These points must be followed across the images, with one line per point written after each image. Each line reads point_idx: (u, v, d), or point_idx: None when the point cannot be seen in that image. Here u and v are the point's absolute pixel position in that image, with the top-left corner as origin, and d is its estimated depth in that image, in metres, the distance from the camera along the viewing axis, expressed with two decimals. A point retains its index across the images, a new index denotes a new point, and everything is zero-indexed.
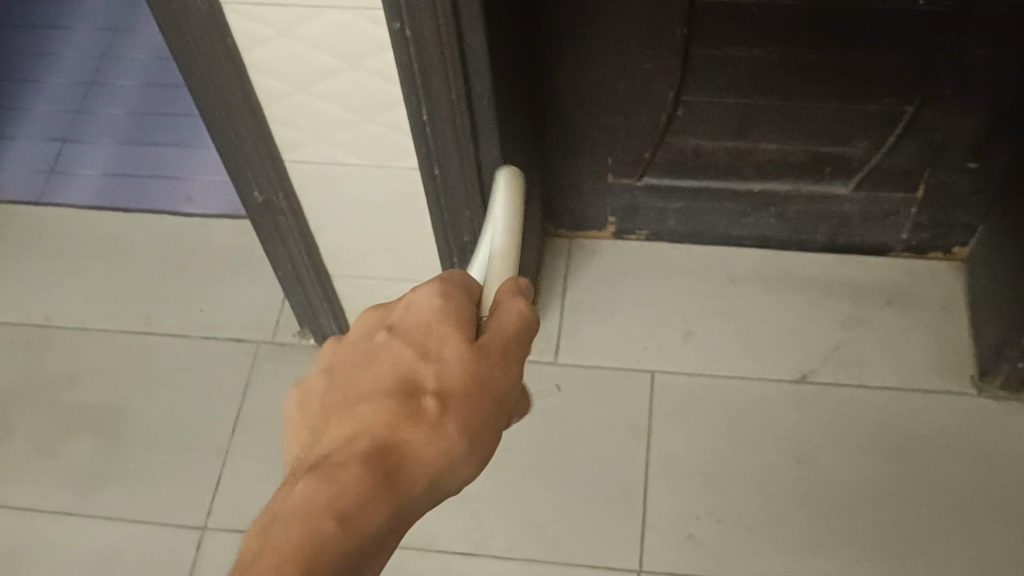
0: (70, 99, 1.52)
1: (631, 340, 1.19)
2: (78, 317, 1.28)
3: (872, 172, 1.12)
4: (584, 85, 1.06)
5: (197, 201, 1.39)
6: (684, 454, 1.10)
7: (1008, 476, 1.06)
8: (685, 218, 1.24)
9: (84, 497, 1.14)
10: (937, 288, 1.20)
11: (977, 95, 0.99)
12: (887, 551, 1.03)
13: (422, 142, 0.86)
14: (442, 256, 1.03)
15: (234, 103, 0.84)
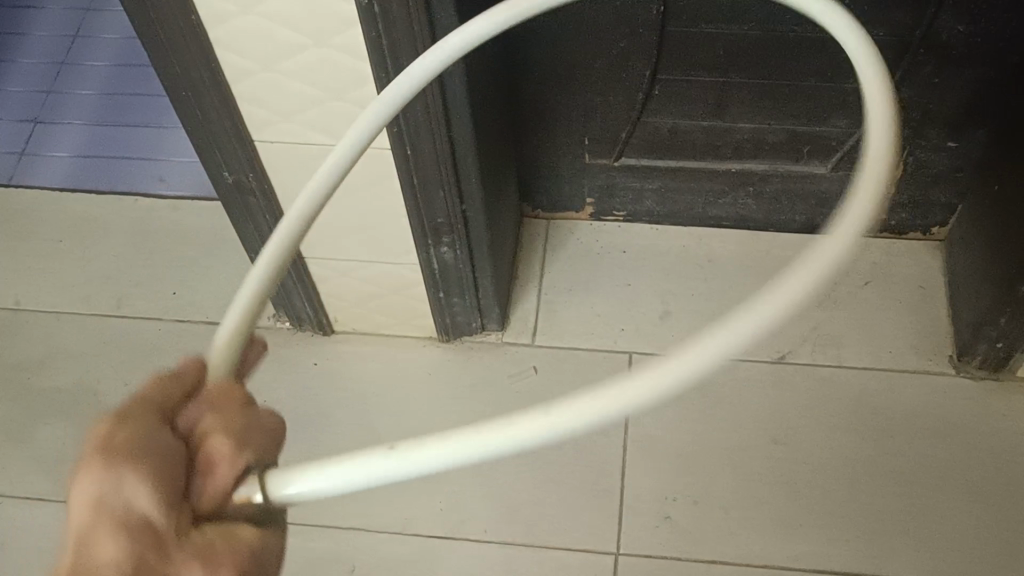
0: (38, 79, 1.50)
1: (608, 321, 1.18)
2: (47, 300, 1.27)
3: (849, 151, 1.11)
4: (559, 64, 1.05)
5: (169, 181, 1.37)
6: (662, 436, 1.10)
7: (985, 455, 1.06)
8: (662, 198, 1.22)
9: (55, 482, 1.12)
10: (915, 268, 1.20)
11: (955, 73, 0.99)
12: (866, 532, 1.03)
13: (393, 121, 0.85)
14: (416, 239, 1.01)
15: (202, 79, 0.83)
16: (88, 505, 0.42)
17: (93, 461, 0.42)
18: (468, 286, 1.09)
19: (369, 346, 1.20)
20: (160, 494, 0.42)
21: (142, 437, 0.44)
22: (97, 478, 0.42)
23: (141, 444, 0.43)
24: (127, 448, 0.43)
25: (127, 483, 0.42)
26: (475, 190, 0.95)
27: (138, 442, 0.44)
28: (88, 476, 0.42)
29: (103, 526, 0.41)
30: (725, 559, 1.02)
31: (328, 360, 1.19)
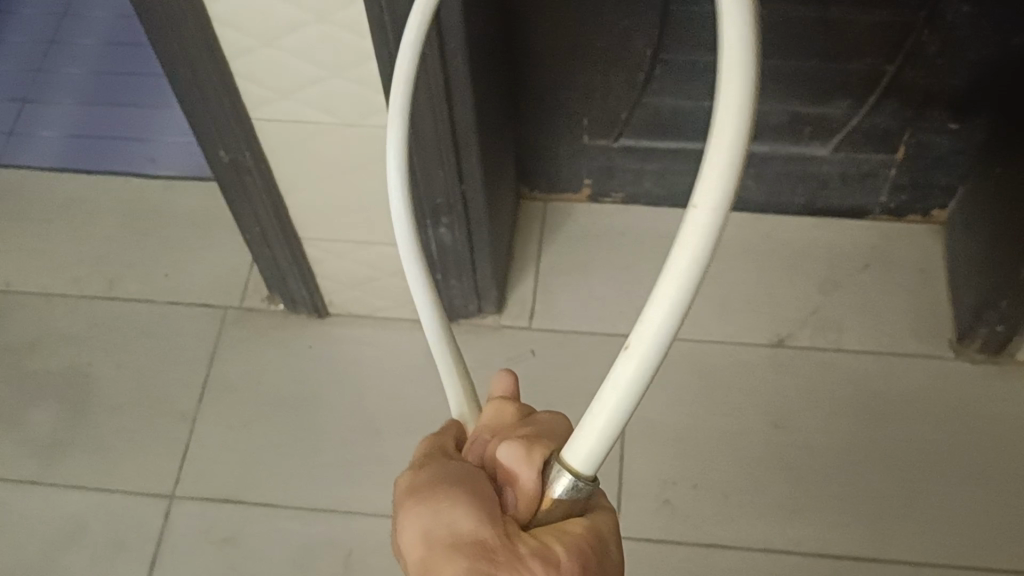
0: (27, 57, 1.47)
1: (607, 304, 1.18)
2: (38, 281, 1.25)
3: (851, 133, 1.10)
4: (562, 42, 1.03)
5: (161, 161, 1.35)
6: (661, 420, 1.09)
7: (985, 440, 1.06)
8: (661, 179, 1.21)
9: (48, 466, 1.11)
10: (915, 251, 1.19)
11: (960, 55, 0.98)
12: (866, 516, 1.02)
13: (394, 100, 0.83)
14: (414, 219, 0.99)
15: (200, 55, 0.81)
16: (417, 546, 0.41)
17: (409, 505, 0.43)
18: (466, 268, 1.08)
19: (365, 329, 1.18)
20: (474, 499, 0.42)
21: (446, 470, 0.44)
22: (417, 515, 0.42)
23: (438, 477, 0.44)
24: (433, 483, 0.43)
25: (443, 507, 0.41)
26: (475, 170, 0.94)
27: (436, 475, 0.44)
28: (406, 518, 0.43)
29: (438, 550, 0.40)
30: (725, 543, 1.01)
31: (323, 343, 1.18)
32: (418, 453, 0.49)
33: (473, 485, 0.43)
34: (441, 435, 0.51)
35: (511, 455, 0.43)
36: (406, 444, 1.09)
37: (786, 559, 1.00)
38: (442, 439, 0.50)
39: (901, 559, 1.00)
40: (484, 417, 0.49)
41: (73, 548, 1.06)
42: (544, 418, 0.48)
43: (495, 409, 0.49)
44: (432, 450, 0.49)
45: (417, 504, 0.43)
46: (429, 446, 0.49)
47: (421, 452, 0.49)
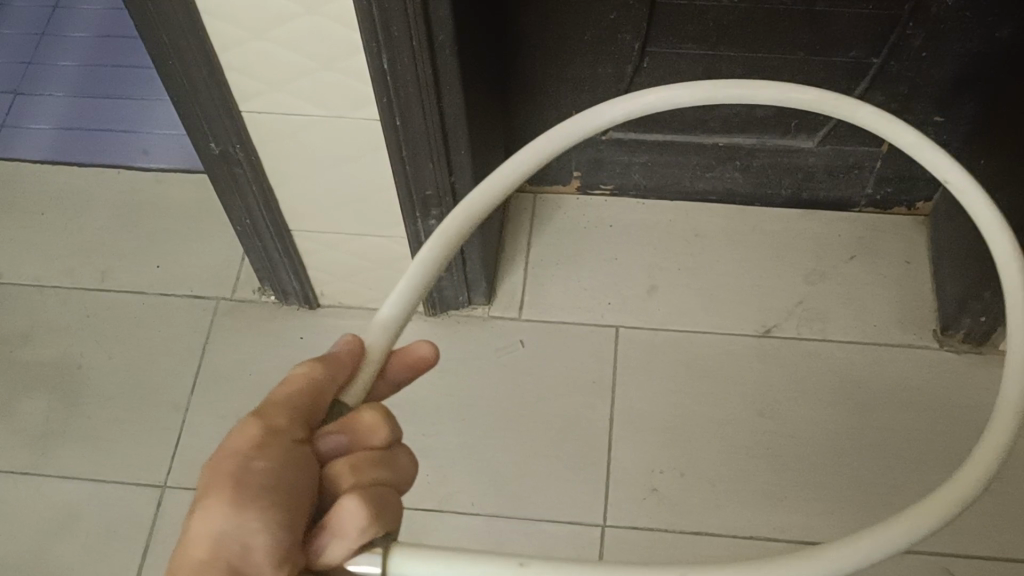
0: (18, 50, 1.48)
1: (595, 295, 1.19)
2: (29, 273, 1.25)
3: (837, 126, 1.11)
4: (550, 35, 1.04)
5: (152, 153, 1.36)
6: (648, 409, 1.10)
7: (968, 429, 1.07)
8: (649, 172, 1.22)
9: (40, 456, 1.12)
10: (900, 243, 1.21)
11: (943, 48, 0.99)
12: (851, 505, 1.03)
13: (383, 92, 0.84)
14: (405, 210, 1.00)
15: (191, 47, 0.82)
16: (205, 542, 0.45)
17: (225, 489, 0.46)
18: (455, 260, 1.09)
19: (355, 320, 1.19)
20: (277, 541, 0.45)
21: (284, 474, 0.47)
22: (225, 513, 0.45)
23: (270, 481, 0.46)
24: (258, 489, 0.46)
25: (244, 532, 0.45)
26: (465, 162, 0.95)
27: (272, 476, 0.46)
28: (215, 502, 0.46)
29: (220, 566, 0.45)
30: (712, 529, 1.02)
31: (315, 334, 1.18)
32: (288, 389, 0.50)
33: (290, 519, 0.46)
34: (324, 374, 0.51)
35: (352, 516, 0.46)
36: None
37: (772, 545, 1.01)
38: (320, 384, 0.51)
39: None
40: (361, 415, 0.49)
41: (64, 538, 1.07)
42: (402, 456, 0.51)
43: (381, 420, 0.49)
44: (298, 403, 0.50)
45: (234, 499, 0.45)
46: (300, 389, 0.50)
47: (287, 393, 0.50)
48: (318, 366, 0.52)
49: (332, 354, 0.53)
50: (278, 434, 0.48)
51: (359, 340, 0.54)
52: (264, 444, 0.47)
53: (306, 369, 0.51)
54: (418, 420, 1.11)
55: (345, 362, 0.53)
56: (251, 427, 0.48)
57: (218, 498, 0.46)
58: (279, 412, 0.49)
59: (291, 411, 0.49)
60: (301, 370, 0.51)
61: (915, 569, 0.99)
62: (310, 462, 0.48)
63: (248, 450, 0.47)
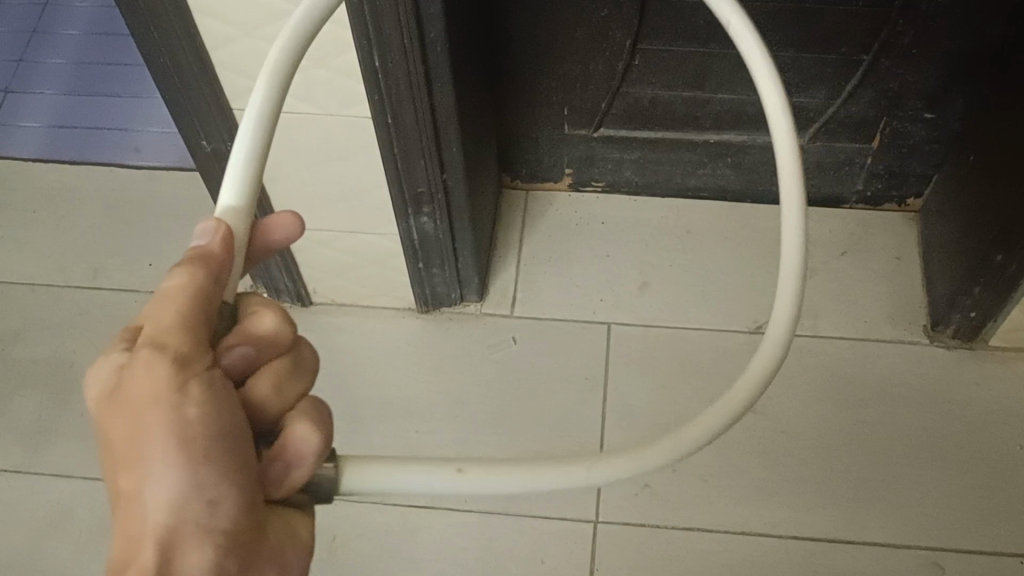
0: (9, 47, 1.47)
1: (587, 292, 1.19)
2: (21, 271, 1.25)
3: (827, 123, 1.11)
4: (541, 32, 1.04)
5: (144, 151, 1.36)
6: (640, 405, 1.10)
7: (958, 424, 1.08)
8: (641, 168, 1.23)
9: (32, 454, 1.12)
10: (891, 239, 1.21)
11: (933, 45, 1.00)
12: (842, 500, 1.04)
13: (375, 89, 0.84)
14: (396, 208, 1.00)
15: (181, 44, 0.82)
16: (162, 510, 0.41)
17: (174, 449, 0.42)
18: (448, 257, 1.09)
19: (348, 317, 1.19)
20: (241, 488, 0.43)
21: (220, 412, 0.43)
22: (178, 476, 0.42)
23: (214, 427, 0.43)
24: (208, 438, 0.42)
25: (208, 487, 0.42)
26: (456, 159, 0.95)
27: (215, 421, 0.43)
28: (164, 464, 0.42)
29: (188, 531, 0.42)
30: (703, 525, 1.03)
31: (307, 331, 1.18)
32: (179, 306, 0.44)
33: (242, 459, 0.44)
34: (210, 277, 0.45)
35: (308, 440, 0.45)
36: (389, 429, 1.11)
37: (764, 541, 1.02)
38: (207, 289, 0.45)
39: (877, 541, 1.01)
40: (262, 321, 0.47)
41: (56, 536, 1.07)
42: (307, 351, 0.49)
43: (285, 325, 0.47)
44: (195, 318, 0.44)
45: (190, 459, 0.42)
46: (190, 302, 0.44)
47: (182, 315, 0.44)
48: (198, 270, 0.45)
49: (206, 249, 0.46)
50: (195, 363, 0.44)
51: (227, 227, 0.46)
52: (187, 386, 0.43)
53: (186, 278, 0.45)
54: (411, 418, 1.11)
55: (220, 256, 0.46)
56: (163, 366, 0.43)
57: (170, 461, 0.42)
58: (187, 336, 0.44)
59: (193, 331, 0.44)
60: (182, 278, 0.45)
61: (906, 563, 1.00)
62: (228, 384, 0.45)
63: (175, 396, 0.42)
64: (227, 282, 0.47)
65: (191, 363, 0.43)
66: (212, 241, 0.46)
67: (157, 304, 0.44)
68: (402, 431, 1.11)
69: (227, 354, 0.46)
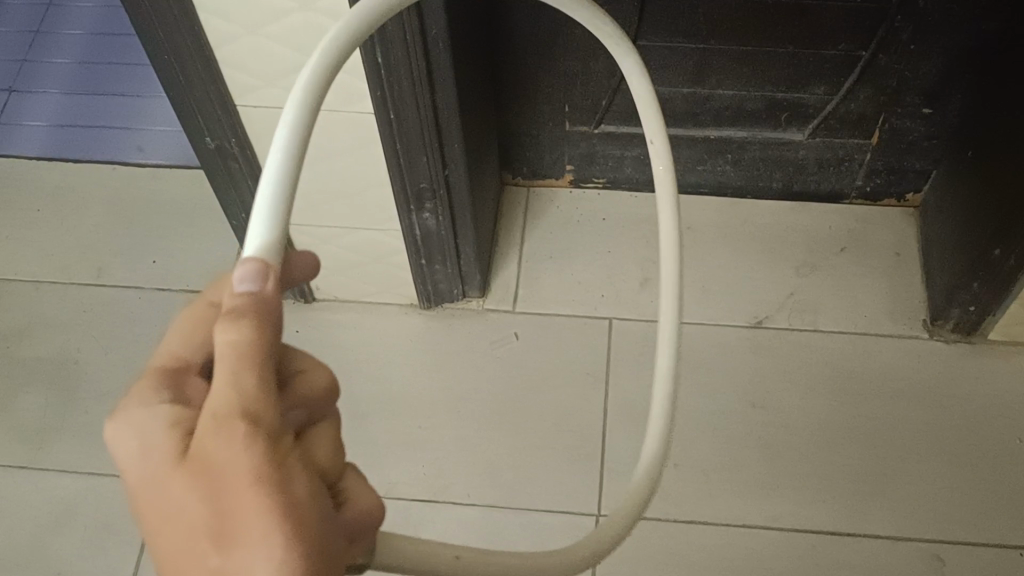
0: (13, 47, 1.48)
1: (588, 288, 1.20)
2: (26, 270, 1.26)
3: (827, 118, 1.12)
4: (542, 28, 1.05)
5: (147, 150, 1.37)
6: (641, 401, 1.11)
7: (958, 418, 1.08)
8: (641, 165, 1.23)
9: (37, 451, 1.12)
10: (890, 234, 1.22)
11: (931, 41, 1.00)
12: (842, 494, 1.04)
13: (378, 86, 0.85)
14: (399, 205, 1.01)
15: (186, 42, 0.83)
16: None
17: (286, 532, 0.37)
18: (450, 254, 1.10)
19: (350, 313, 1.20)
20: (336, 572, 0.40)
21: (313, 492, 0.39)
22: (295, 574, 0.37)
23: (313, 510, 0.38)
24: (311, 522, 0.38)
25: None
26: (458, 155, 0.96)
27: (312, 502, 0.39)
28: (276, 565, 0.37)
29: None
30: (705, 520, 1.03)
31: (310, 328, 1.19)
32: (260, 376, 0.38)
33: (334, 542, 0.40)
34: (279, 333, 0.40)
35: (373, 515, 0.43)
36: (392, 425, 1.11)
37: (764, 534, 1.02)
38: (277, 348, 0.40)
39: (877, 534, 1.02)
40: (316, 381, 0.44)
41: (62, 532, 1.07)
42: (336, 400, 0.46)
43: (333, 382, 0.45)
44: (269, 386, 0.38)
45: (300, 547, 0.37)
46: (269, 366, 0.39)
47: (264, 387, 0.38)
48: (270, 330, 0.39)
49: (264, 300, 0.39)
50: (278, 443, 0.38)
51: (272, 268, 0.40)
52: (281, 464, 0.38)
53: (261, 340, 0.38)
54: (413, 414, 1.12)
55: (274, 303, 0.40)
56: (259, 444, 0.37)
57: (288, 555, 0.37)
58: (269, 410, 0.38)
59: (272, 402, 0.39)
60: (257, 335, 0.38)
61: (906, 557, 1.01)
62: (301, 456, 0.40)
63: (275, 477, 0.37)
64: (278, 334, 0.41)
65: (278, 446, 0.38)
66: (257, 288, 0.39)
67: (232, 362, 0.38)
68: (404, 427, 1.11)
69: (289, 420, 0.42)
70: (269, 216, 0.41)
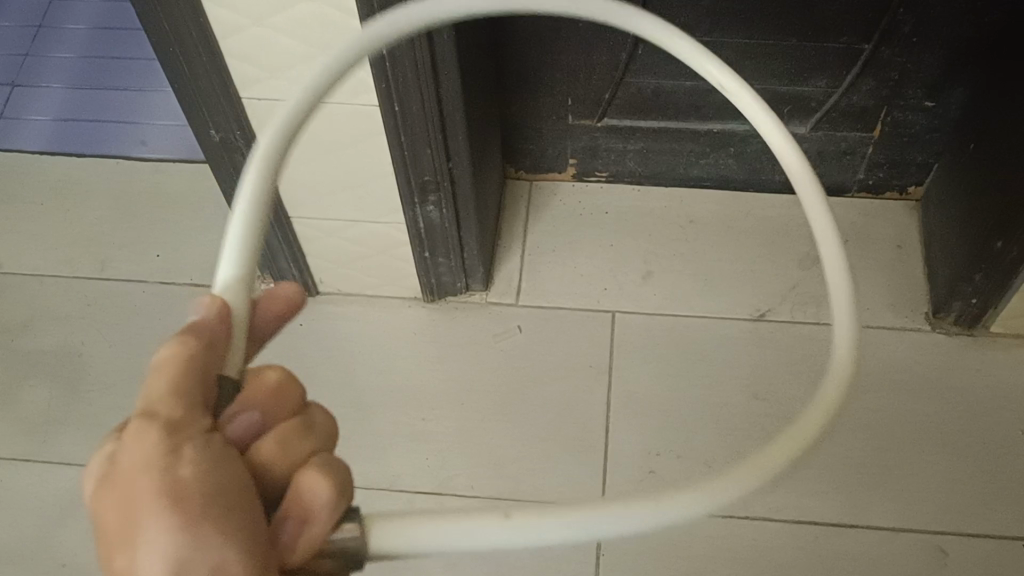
0: (16, 41, 1.48)
1: (591, 281, 1.20)
2: (29, 263, 1.26)
3: (829, 112, 1.12)
4: (546, 21, 1.05)
5: (150, 144, 1.37)
6: (644, 393, 1.11)
7: (960, 410, 1.09)
8: (644, 158, 1.23)
9: (41, 443, 1.13)
10: (892, 228, 1.22)
11: (933, 34, 1.01)
12: (845, 485, 1.05)
13: (383, 78, 0.85)
14: (403, 196, 1.01)
15: (193, 33, 0.83)
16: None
17: (163, 508, 0.37)
18: (454, 246, 1.10)
19: (353, 307, 1.20)
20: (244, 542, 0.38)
21: (212, 466, 0.39)
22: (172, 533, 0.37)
23: (208, 482, 0.39)
24: (203, 492, 0.38)
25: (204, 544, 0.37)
26: (462, 148, 0.96)
27: (208, 475, 0.39)
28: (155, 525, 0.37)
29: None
30: (708, 511, 1.04)
31: (314, 321, 1.19)
32: (165, 376, 0.42)
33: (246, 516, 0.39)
34: (200, 347, 0.43)
35: (317, 496, 0.41)
36: (396, 417, 1.12)
37: (768, 525, 1.03)
38: (198, 360, 0.43)
39: (879, 525, 1.02)
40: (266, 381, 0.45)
41: (67, 523, 1.08)
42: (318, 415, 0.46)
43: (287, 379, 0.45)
44: (182, 381, 0.42)
45: (182, 514, 0.37)
46: (185, 369, 0.42)
47: (173, 384, 0.42)
48: (190, 341, 0.43)
49: (198, 325, 0.45)
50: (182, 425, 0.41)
51: (222, 302, 0.47)
52: (177, 446, 0.40)
53: (175, 348, 0.43)
54: (417, 406, 1.12)
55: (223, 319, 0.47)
56: (151, 430, 0.40)
57: (160, 511, 0.37)
58: (176, 404, 0.41)
59: (184, 399, 0.42)
60: (173, 346, 0.43)
61: (909, 548, 1.01)
62: (223, 443, 0.41)
63: (162, 454, 0.39)
64: (218, 355, 0.45)
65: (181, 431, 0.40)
66: (220, 308, 0.47)
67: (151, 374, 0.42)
68: (408, 419, 1.12)
69: (230, 425, 0.43)
70: (235, 262, 0.50)
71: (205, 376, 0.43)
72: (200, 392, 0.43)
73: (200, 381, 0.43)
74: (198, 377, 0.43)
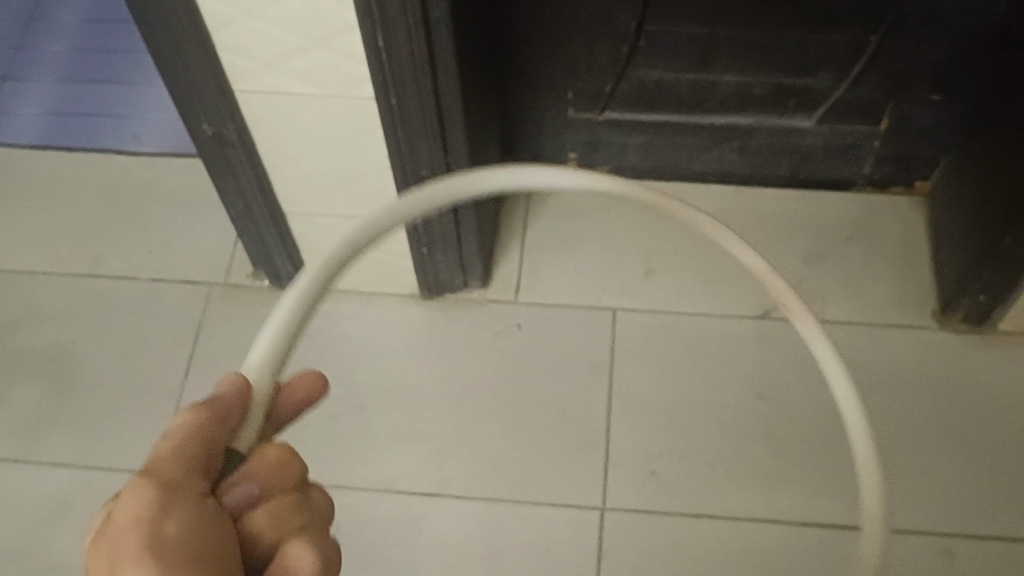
0: (7, 34, 1.46)
1: (591, 278, 1.18)
2: (19, 260, 1.24)
3: (834, 105, 1.10)
4: (546, 12, 1.03)
5: (143, 138, 1.34)
6: (645, 392, 1.09)
7: (968, 409, 1.07)
8: (645, 153, 1.21)
9: (31, 444, 1.11)
10: (898, 223, 1.20)
11: (941, 25, 0.98)
12: (851, 487, 1.03)
13: (378, 70, 0.83)
14: (399, 192, 0.99)
15: (182, 25, 0.80)
16: None
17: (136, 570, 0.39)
18: (452, 242, 1.07)
19: (350, 304, 1.18)
20: None
21: (195, 530, 0.42)
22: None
23: (189, 544, 0.41)
24: (178, 555, 0.40)
25: None
26: (460, 143, 0.94)
27: (189, 538, 0.41)
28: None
29: None
30: (711, 513, 1.02)
31: (310, 319, 1.17)
32: (167, 442, 0.44)
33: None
34: (207, 420, 0.46)
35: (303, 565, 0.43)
36: (392, 417, 1.10)
37: (772, 528, 1.01)
38: (203, 429, 0.45)
39: None
40: (269, 453, 0.45)
41: (57, 526, 1.05)
42: (317, 495, 0.47)
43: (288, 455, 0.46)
44: (183, 450, 0.44)
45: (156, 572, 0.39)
46: (189, 439, 0.45)
47: (175, 450, 0.44)
48: (195, 413, 0.46)
49: (211, 403, 0.48)
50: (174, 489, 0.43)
51: (241, 379, 0.49)
52: (166, 504, 0.42)
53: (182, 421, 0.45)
54: (414, 405, 1.10)
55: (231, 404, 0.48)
56: (146, 489, 0.42)
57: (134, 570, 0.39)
58: (173, 472, 0.43)
59: (184, 464, 0.44)
60: (182, 419, 0.45)
61: (916, 550, 0.99)
62: (214, 510, 0.43)
63: (150, 513, 0.41)
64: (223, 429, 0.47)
65: (173, 494, 0.42)
66: (236, 389, 0.49)
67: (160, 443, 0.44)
68: (406, 419, 1.09)
69: (231, 493, 0.45)
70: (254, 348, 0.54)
71: (208, 443, 0.45)
72: (200, 460, 0.45)
73: (200, 450, 0.45)
74: (200, 444, 0.45)
